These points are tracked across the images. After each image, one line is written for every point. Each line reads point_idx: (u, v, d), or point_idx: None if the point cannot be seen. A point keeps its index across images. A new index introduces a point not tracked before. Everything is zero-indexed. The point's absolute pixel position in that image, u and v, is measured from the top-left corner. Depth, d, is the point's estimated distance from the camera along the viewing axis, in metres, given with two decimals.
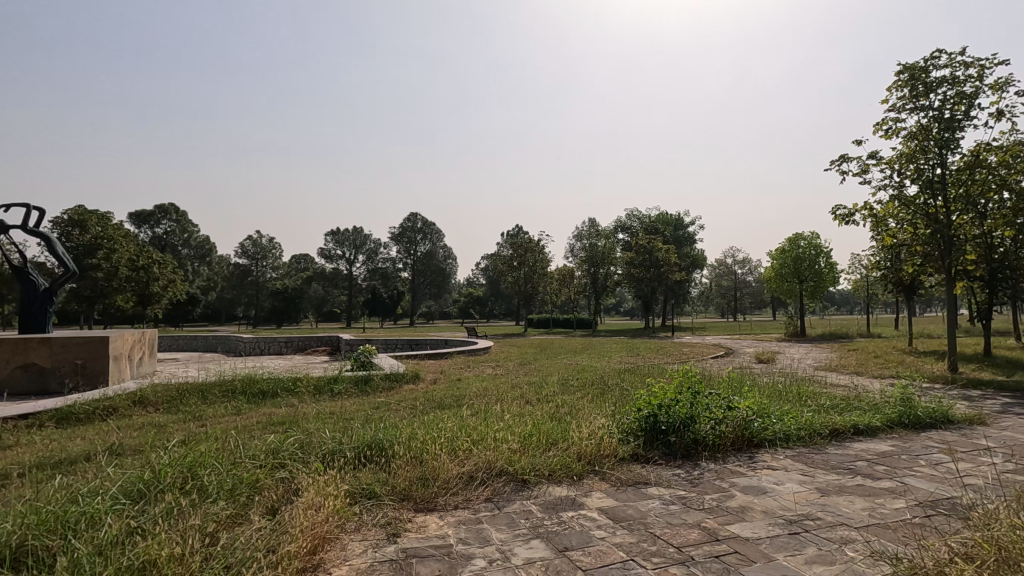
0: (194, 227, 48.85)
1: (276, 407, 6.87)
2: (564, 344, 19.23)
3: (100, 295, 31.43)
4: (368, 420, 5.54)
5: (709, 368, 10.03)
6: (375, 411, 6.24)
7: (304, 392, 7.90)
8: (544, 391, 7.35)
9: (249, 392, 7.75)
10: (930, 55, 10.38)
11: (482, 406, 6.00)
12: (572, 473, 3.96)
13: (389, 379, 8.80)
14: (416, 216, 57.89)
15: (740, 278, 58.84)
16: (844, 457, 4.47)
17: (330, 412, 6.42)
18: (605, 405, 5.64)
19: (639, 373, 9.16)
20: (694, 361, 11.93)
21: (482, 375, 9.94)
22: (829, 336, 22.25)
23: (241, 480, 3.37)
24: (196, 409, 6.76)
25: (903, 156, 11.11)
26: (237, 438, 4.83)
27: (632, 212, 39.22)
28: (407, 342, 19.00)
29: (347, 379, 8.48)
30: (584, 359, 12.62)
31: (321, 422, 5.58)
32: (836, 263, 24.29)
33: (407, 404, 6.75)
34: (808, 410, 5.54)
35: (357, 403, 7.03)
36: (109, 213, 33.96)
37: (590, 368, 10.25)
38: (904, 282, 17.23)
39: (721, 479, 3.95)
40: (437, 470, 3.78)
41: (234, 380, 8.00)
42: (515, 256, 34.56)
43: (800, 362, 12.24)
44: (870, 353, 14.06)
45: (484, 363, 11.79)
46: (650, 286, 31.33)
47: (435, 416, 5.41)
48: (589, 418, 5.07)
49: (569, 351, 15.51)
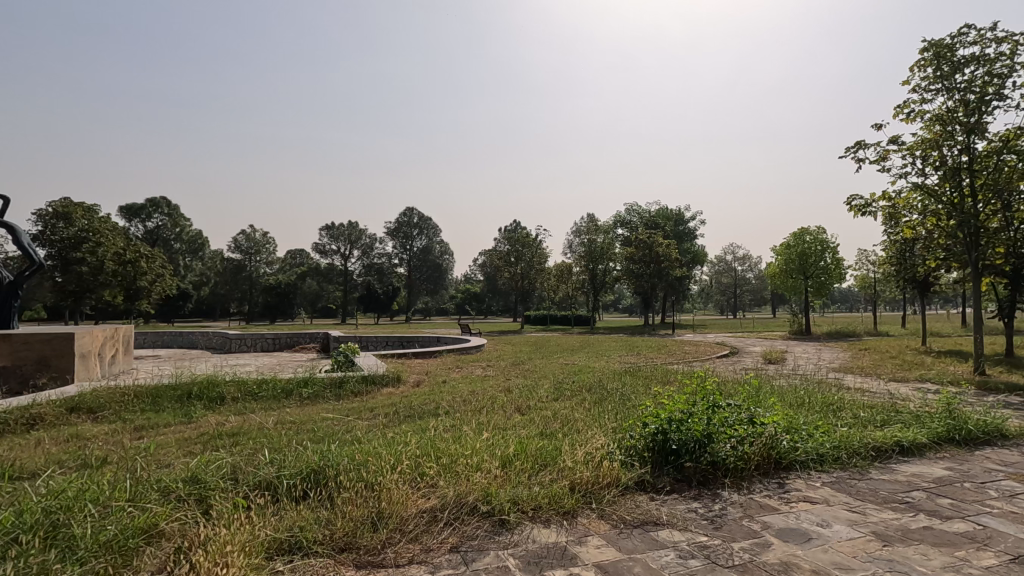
0: (186, 221, 47.84)
1: (230, 416, 6.06)
2: (561, 341, 18.51)
3: (85, 290, 30.46)
4: (329, 434, 4.75)
5: (717, 370, 9.24)
6: (340, 423, 5.45)
7: (267, 397, 7.10)
8: (535, 398, 6.54)
9: (205, 397, 6.95)
10: (958, 31, 9.55)
11: (460, 418, 5.19)
12: (563, 510, 3.16)
13: (367, 382, 8.01)
14: (412, 210, 57.04)
15: (740, 275, 58.05)
16: (895, 487, 3.66)
17: (291, 423, 5.63)
18: (605, 417, 4.86)
19: (642, 376, 8.36)
20: (699, 361, 11.16)
21: (471, 376, 9.16)
22: (835, 334, 21.47)
23: (132, 526, 2.58)
24: (139, 419, 5.93)
25: (925, 141, 10.29)
26: (162, 460, 4.02)
27: (632, 207, 38.35)
28: (397, 339, 18.20)
29: (318, 382, 7.67)
30: (580, 359, 11.79)
31: (273, 436, 4.79)
32: (843, 259, 23.45)
33: (379, 414, 5.95)
34: (840, 423, 4.74)
35: (323, 412, 6.22)
36: (95, 206, 33.18)
37: (589, 370, 9.43)
38: (918, 279, 16.45)
39: (749, 518, 3.14)
40: (391, 507, 2.99)
41: (192, 384, 7.19)
42: (512, 251, 33.75)
43: (812, 363, 11.49)
44: (885, 353, 13.29)
45: (475, 363, 11.00)
46: (650, 282, 30.56)
47: (405, 431, 4.62)
48: (585, 434, 4.28)
49: (567, 350, 14.76)
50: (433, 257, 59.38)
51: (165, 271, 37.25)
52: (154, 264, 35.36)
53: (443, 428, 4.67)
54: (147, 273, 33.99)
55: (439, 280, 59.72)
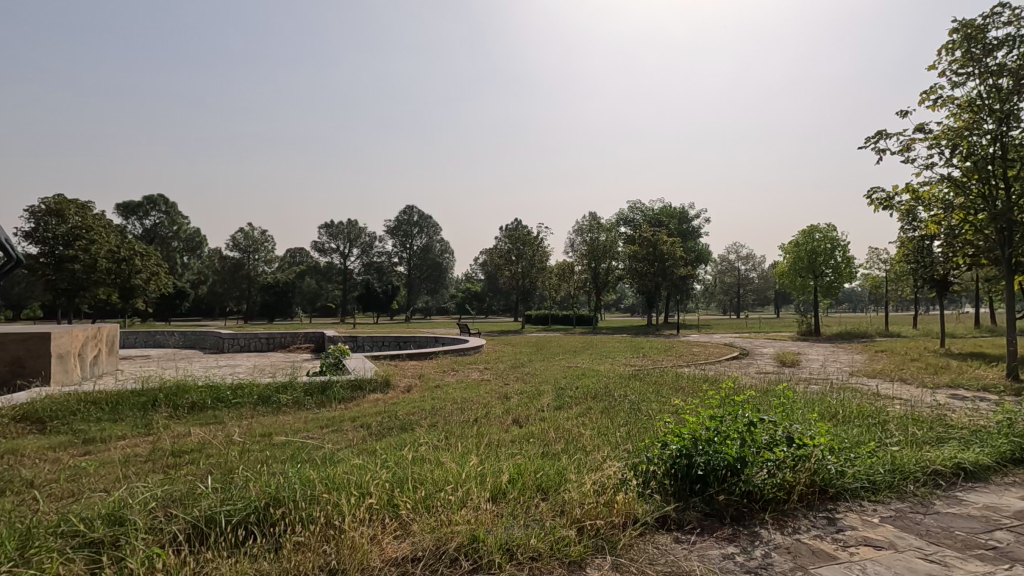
0: (184, 218, 47.26)
1: (196, 428, 5.44)
2: (563, 342, 17.91)
3: (79, 289, 29.82)
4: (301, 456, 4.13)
5: (731, 375, 8.63)
6: (316, 440, 4.82)
7: (241, 405, 6.45)
8: (536, 407, 5.92)
9: (173, 404, 6.30)
10: (991, 11, 8.88)
11: (448, 434, 4.56)
12: (568, 561, 2.51)
13: (352, 387, 7.39)
14: (411, 208, 56.45)
15: (744, 275, 57.33)
16: (972, 525, 3.01)
17: (262, 438, 5.01)
18: (615, 434, 4.23)
19: (653, 382, 7.73)
20: (709, 365, 10.53)
21: (467, 380, 8.55)
22: (847, 335, 20.83)
23: None
24: (92, 430, 5.31)
25: (953, 131, 9.63)
26: (92, 488, 3.40)
27: (635, 204, 37.72)
28: (393, 340, 17.59)
29: (299, 388, 7.04)
30: (584, 362, 11.15)
31: (238, 453, 4.17)
32: (854, 258, 22.70)
33: (361, 427, 5.33)
34: (890, 441, 4.07)
35: (300, 424, 5.59)
36: (89, 203, 32.60)
37: (594, 374, 8.80)
38: (936, 278, 15.80)
39: (803, 572, 2.49)
40: (349, 558, 2.34)
41: (159, 389, 6.56)
42: (513, 250, 33.14)
43: (829, 366, 10.86)
44: (905, 356, 12.63)
45: (473, 366, 10.39)
46: (654, 281, 29.65)
47: (387, 450, 4.02)
48: (594, 455, 3.69)
49: (569, 351, 14.16)
50: (434, 256, 58.84)
51: (161, 269, 36.59)
52: (150, 262, 34.77)
53: (428, 446, 4.08)
54: (142, 271, 33.31)
55: (439, 279, 59.19)
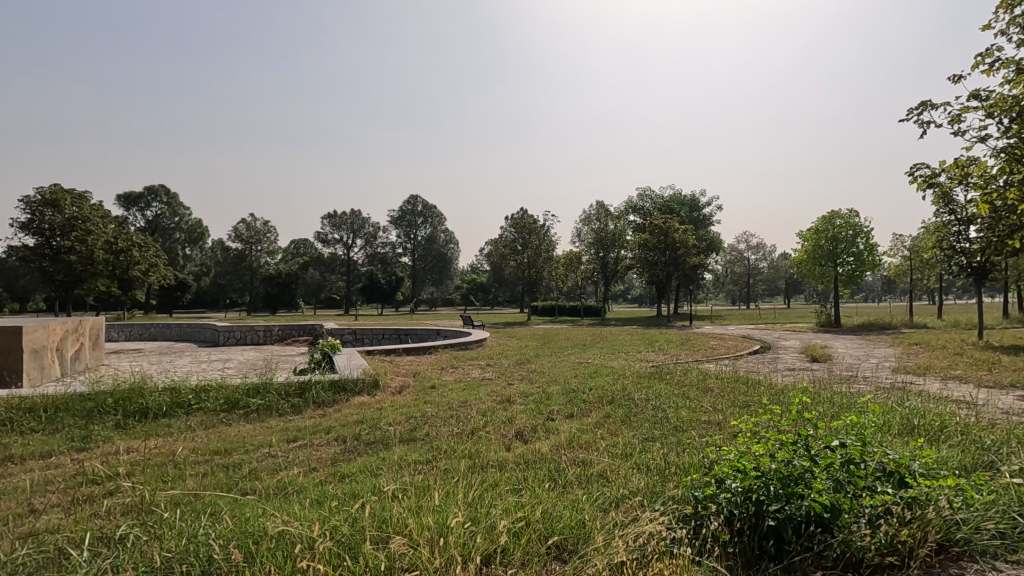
0: (185, 209, 46.43)
1: (140, 442, 4.58)
2: (571, 335, 16.96)
3: (77, 280, 29.17)
4: (249, 490, 3.28)
5: (764, 374, 7.64)
6: (276, 462, 3.95)
7: (204, 411, 5.60)
8: (542, 416, 5.03)
9: (124, 410, 5.45)
10: None
11: (437, 460, 3.68)
12: None
13: (336, 389, 6.51)
14: (417, 198, 55.80)
15: (754, 265, 55.91)
16: None
17: (213, 458, 4.14)
18: (648, 461, 3.35)
19: (677, 382, 6.80)
20: (733, 361, 9.57)
21: (467, 380, 7.68)
22: (869, 327, 19.72)
23: None
24: (16, 444, 4.46)
25: (1012, 98, 8.52)
26: None
27: (644, 191, 36.54)
28: (392, 333, 16.70)
29: (272, 391, 6.18)
30: (595, 357, 10.20)
31: (169, 487, 3.31)
32: (877, 245, 21.45)
33: (336, 443, 4.46)
34: (1011, 469, 3.11)
35: (265, 437, 4.74)
36: (86, 193, 31.79)
37: (609, 372, 7.88)
38: (972, 265, 14.72)
39: None
40: None
41: (112, 391, 5.71)
42: (517, 239, 32.08)
43: (864, 362, 9.90)
44: (944, 349, 11.58)
45: (475, 363, 9.51)
46: (665, 271, 28.55)
47: (359, 483, 3.15)
48: (626, 496, 2.81)
49: (578, 345, 13.25)
50: (438, 246, 57.95)
51: (161, 260, 35.91)
52: (148, 253, 34.05)
53: (413, 477, 3.21)
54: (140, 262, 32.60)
55: (443, 270, 58.44)
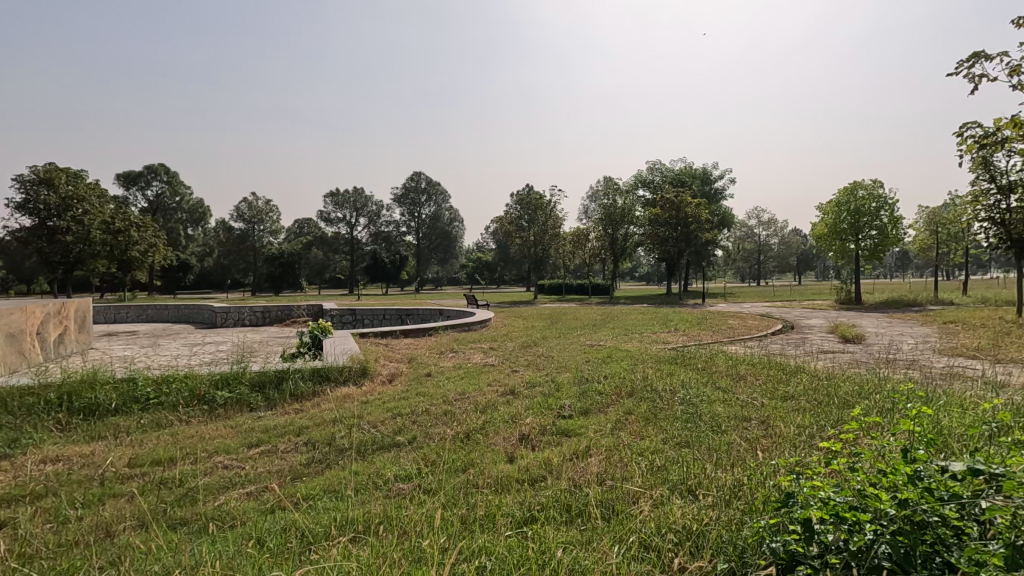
0: (186, 188, 45.12)
1: (74, 448, 3.87)
2: (581, 314, 16.14)
3: (75, 261, 28.54)
4: (179, 526, 2.57)
5: (798, 359, 6.82)
6: (226, 478, 3.23)
7: (163, 407, 4.88)
8: (550, 414, 4.26)
9: (70, 406, 4.74)
10: None
11: (421, 481, 2.96)
12: None
13: (317, 378, 5.77)
14: (420, 174, 54.59)
15: (765, 241, 54.62)
16: None
17: (156, 469, 3.42)
18: (696, 488, 2.60)
19: (703, 369, 6.01)
20: (758, 342, 8.77)
21: (467, 365, 6.92)
22: (892, 303, 18.76)
23: None
24: None
25: None
26: None
27: (654, 164, 35.34)
28: (393, 313, 15.98)
29: (244, 382, 5.45)
30: (607, 339, 9.43)
31: (76, 525, 2.60)
32: (902, 218, 20.30)
33: (305, 449, 3.74)
34: None
35: (224, 440, 4.03)
36: (82, 171, 30.87)
37: (625, 356, 7.11)
38: (1013, 237, 13.66)
39: None
40: None
41: (59, 384, 4.97)
42: (523, 215, 31.04)
43: (902, 342, 9.04)
44: (986, 328, 10.67)
45: (478, 346, 8.75)
46: (676, 247, 27.52)
47: (321, 521, 2.46)
48: (673, 555, 2.05)
49: (589, 325, 12.45)
50: (443, 224, 56.93)
51: (160, 239, 35.05)
52: (148, 233, 33.19)
53: (391, 518, 2.49)
54: (139, 242, 31.81)
55: (448, 249, 57.49)
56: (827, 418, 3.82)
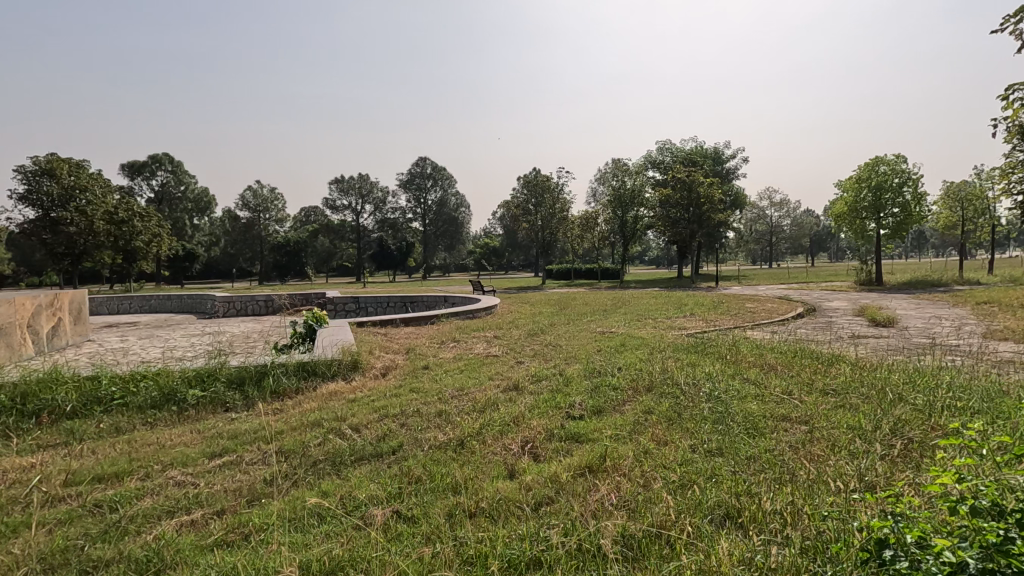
0: (191, 177, 44.65)
1: (13, 459, 3.38)
2: (591, 300, 15.54)
3: (80, 253, 28.31)
4: (97, 572, 2.07)
5: (831, 346, 6.20)
6: (173, 498, 2.72)
7: (128, 409, 4.39)
8: (554, 415, 3.70)
9: (23, 410, 4.24)
10: None
11: (401, 509, 2.41)
12: None
13: (303, 375, 5.25)
14: (425, 159, 53.81)
15: (777, 222, 53.47)
16: None
17: (99, 487, 2.92)
18: (745, 525, 2.04)
19: (728, 358, 5.42)
20: (784, 327, 8.13)
21: (469, 357, 6.37)
22: (916, 284, 17.94)
23: None
24: None
25: None
26: None
27: (664, 144, 34.37)
28: (397, 301, 15.48)
29: (220, 379, 4.92)
30: (619, 325, 8.86)
31: None
32: (927, 195, 19.37)
33: (273, 461, 3.20)
34: None
35: (185, 449, 3.52)
36: (84, 161, 30.42)
37: (640, 344, 6.53)
38: None
39: None
40: None
41: (13, 384, 4.47)
42: (530, 197, 30.28)
43: (939, 326, 8.38)
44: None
45: (482, 335, 8.22)
46: (688, 229, 26.74)
47: (268, 569, 1.94)
48: None
49: (599, 311, 11.86)
50: (449, 210, 56.17)
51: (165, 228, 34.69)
52: (152, 223, 32.76)
53: (355, 565, 1.96)
54: (143, 233, 31.39)
55: (455, 235, 56.84)
56: (885, 420, 3.24)
